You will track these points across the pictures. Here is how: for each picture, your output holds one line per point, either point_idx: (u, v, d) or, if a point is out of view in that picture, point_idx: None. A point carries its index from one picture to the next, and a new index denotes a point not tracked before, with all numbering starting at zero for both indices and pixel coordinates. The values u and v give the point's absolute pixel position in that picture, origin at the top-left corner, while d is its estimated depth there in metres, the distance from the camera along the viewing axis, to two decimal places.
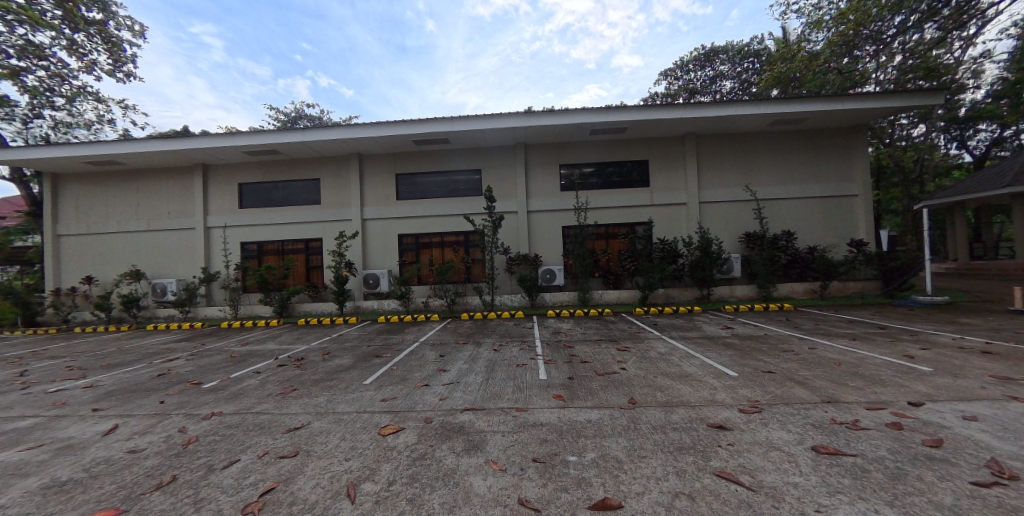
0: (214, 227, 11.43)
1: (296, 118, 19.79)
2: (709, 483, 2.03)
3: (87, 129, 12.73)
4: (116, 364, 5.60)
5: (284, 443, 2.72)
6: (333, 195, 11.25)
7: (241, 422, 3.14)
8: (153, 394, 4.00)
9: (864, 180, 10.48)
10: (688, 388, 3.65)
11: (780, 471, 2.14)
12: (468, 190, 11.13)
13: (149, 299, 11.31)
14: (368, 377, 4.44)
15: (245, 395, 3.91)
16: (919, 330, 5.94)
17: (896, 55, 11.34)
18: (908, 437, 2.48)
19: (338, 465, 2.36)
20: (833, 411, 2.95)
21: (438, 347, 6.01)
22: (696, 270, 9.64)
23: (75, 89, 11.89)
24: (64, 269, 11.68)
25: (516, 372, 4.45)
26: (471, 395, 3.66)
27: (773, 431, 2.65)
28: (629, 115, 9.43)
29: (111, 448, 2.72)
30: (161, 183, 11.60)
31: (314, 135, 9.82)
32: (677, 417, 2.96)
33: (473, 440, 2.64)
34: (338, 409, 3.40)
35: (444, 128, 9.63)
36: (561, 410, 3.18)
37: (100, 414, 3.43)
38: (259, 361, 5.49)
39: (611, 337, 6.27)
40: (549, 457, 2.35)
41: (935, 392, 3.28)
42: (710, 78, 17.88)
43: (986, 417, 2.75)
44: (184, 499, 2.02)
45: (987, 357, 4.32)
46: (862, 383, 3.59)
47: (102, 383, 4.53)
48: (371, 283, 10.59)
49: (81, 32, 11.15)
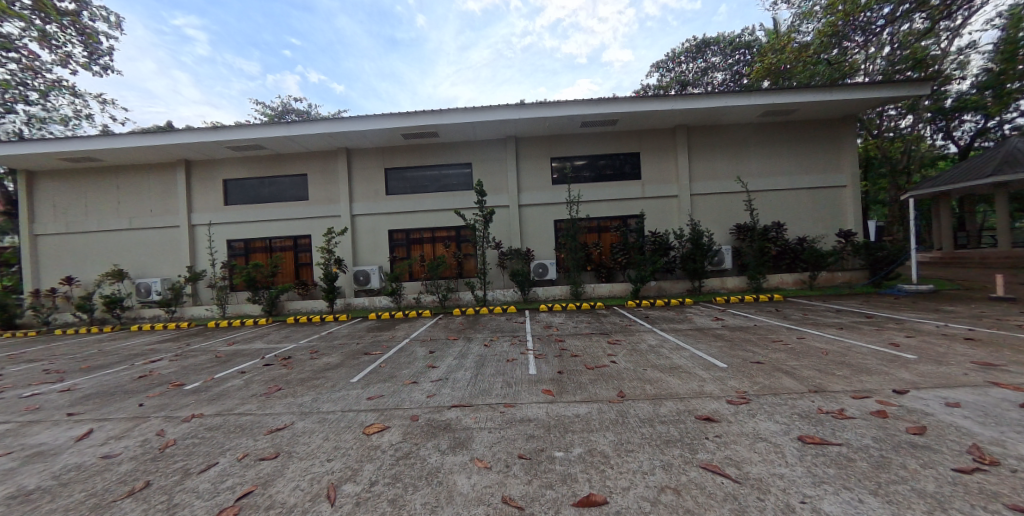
0: (199, 224, 11.18)
1: (283, 112, 19.44)
2: (696, 476, 2.02)
3: (64, 124, 12.34)
4: (95, 367, 5.40)
5: (265, 444, 2.66)
6: (321, 191, 11.06)
7: (222, 424, 3.06)
8: (132, 396, 3.89)
9: (852, 171, 10.57)
10: (676, 381, 3.64)
11: (765, 462, 2.13)
12: (460, 185, 11.01)
13: (132, 299, 11.03)
14: (356, 375, 4.35)
15: (228, 395, 3.82)
16: (904, 318, 6.03)
17: (884, 46, 11.85)
18: (892, 425, 2.50)
19: (320, 466, 2.31)
20: (820, 401, 2.96)
21: (428, 343, 5.96)
22: (688, 262, 9.69)
23: (49, 83, 11.48)
24: (43, 270, 11.34)
25: (505, 367, 4.42)
26: (460, 392, 3.62)
27: (760, 422, 2.64)
28: (619, 106, 9.35)
29: (84, 454, 2.63)
30: (142, 180, 11.29)
31: (299, 128, 9.58)
32: (665, 409, 2.94)
33: (459, 438, 2.60)
34: (323, 408, 3.34)
35: (432, 121, 9.45)
36: (549, 405, 3.14)
37: (76, 419, 3.31)
38: (245, 360, 5.40)
39: (603, 331, 6.27)
40: (535, 453, 2.32)
41: (920, 380, 3.30)
42: (701, 70, 17.92)
43: (969, 403, 2.77)
44: (157, 505, 1.96)
45: (969, 343, 4.40)
46: (848, 371, 3.61)
47: (80, 386, 4.39)
48: (361, 280, 10.57)
49: (53, 24, 10.76)
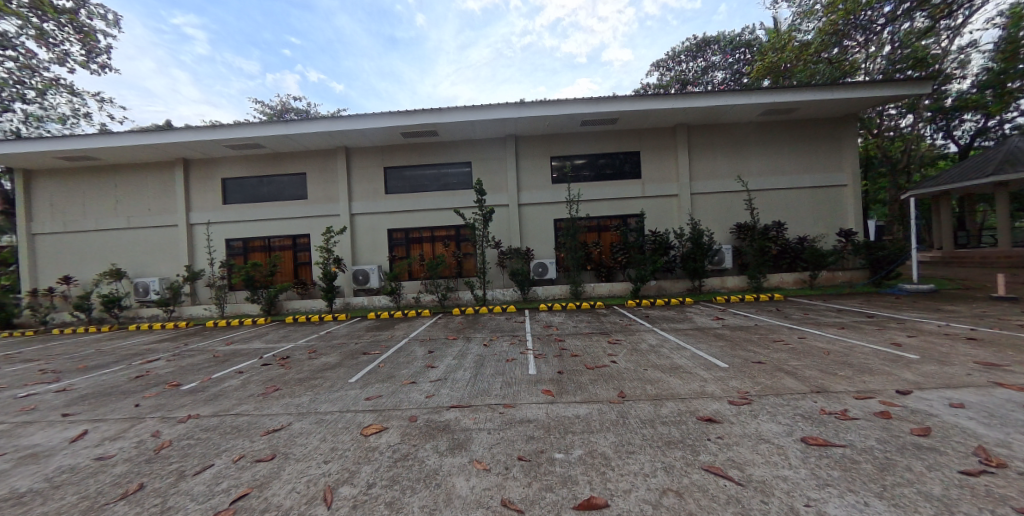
0: (197, 224, 11.15)
1: (282, 111, 19.39)
2: (698, 478, 1.99)
3: (62, 123, 12.28)
4: (92, 367, 5.37)
5: (262, 446, 2.63)
6: (320, 190, 11.02)
7: (218, 425, 3.03)
8: (129, 397, 3.86)
9: (853, 170, 10.54)
10: (677, 381, 3.61)
11: (768, 464, 2.10)
12: (459, 184, 10.98)
13: (130, 298, 10.99)
14: (354, 375, 4.31)
15: (225, 395, 3.79)
16: (905, 317, 6.00)
17: (884, 45, 11.83)
18: (896, 426, 2.47)
19: (316, 468, 2.28)
20: (823, 401, 2.93)
21: (428, 343, 5.93)
22: (689, 261, 9.66)
23: (47, 81, 11.43)
24: (40, 269, 11.30)
25: (504, 367, 4.39)
26: (459, 392, 3.58)
27: (762, 423, 2.61)
28: (620, 105, 9.30)
29: (78, 456, 2.59)
30: (140, 179, 11.25)
31: (298, 127, 9.53)
32: (666, 410, 2.91)
33: (458, 439, 2.57)
34: (321, 409, 3.31)
35: (431, 120, 9.40)
36: (550, 406, 3.11)
37: (72, 420, 3.28)
38: (243, 360, 5.37)
39: (603, 330, 6.24)
40: (535, 455, 2.29)
41: (923, 380, 3.27)
42: (701, 69, 17.87)
43: (973, 404, 2.75)
44: (150, 509, 1.93)
45: (971, 343, 4.38)
46: (850, 372, 3.58)
47: (77, 386, 4.36)
48: (361, 280, 10.54)
49: (51, 21, 10.70)
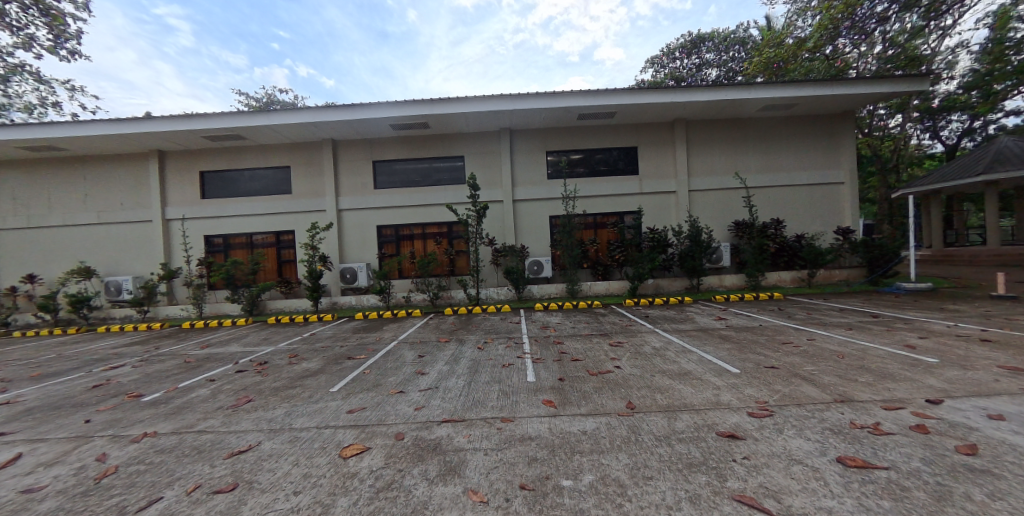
0: (173, 219, 10.59)
1: (267, 104, 18.72)
2: (730, 511, 1.70)
3: (28, 112, 11.59)
4: (47, 374, 4.91)
5: (223, 472, 2.27)
6: (306, 184, 10.55)
7: (176, 446, 2.65)
8: (80, 411, 3.46)
9: (850, 168, 10.43)
10: (689, 389, 3.34)
11: (808, 492, 1.83)
12: (452, 179, 10.62)
13: (101, 298, 10.40)
14: (337, 384, 3.96)
15: (191, 408, 3.41)
16: (911, 317, 5.84)
17: (876, 45, 11.78)
18: (939, 443, 2.22)
19: (284, 502, 1.94)
20: (850, 413, 2.68)
21: (417, 346, 5.58)
22: (687, 259, 9.42)
23: (11, 67, 10.74)
24: (3, 267, 10.63)
25: (501, 373, 4.08)
26: (452, 403, 3.26)
27: (790, 440, 2.35)
28: (618, 98, 9.01)
29: (2, 486, 2.21)
30: (111, 171, 10.63)
31: (280, 117, 9.05)
32: (682, 425, 2.62)
33: (450, 462, 2.25)
34: (297, 424, 2.96)
35: (423, 111, 9.00)
36: (552, 420, 2.81)
37: (6, 440, 2.87)
38: (216, 365, 4.97)
39: (602, 332, 5.98)
40: (538, 483, 1.99)
41: (951, 388, 3.04)
42: (696, 66, 17.72)
43: (1013, 415, 2.51)
44: None
45: (987, 345, 4.19)
46: (871, 378, 3.36)
47: (24, 398, 3.92)
48: (348, 278, 10.13)
49: (14, 3, 10.03)
